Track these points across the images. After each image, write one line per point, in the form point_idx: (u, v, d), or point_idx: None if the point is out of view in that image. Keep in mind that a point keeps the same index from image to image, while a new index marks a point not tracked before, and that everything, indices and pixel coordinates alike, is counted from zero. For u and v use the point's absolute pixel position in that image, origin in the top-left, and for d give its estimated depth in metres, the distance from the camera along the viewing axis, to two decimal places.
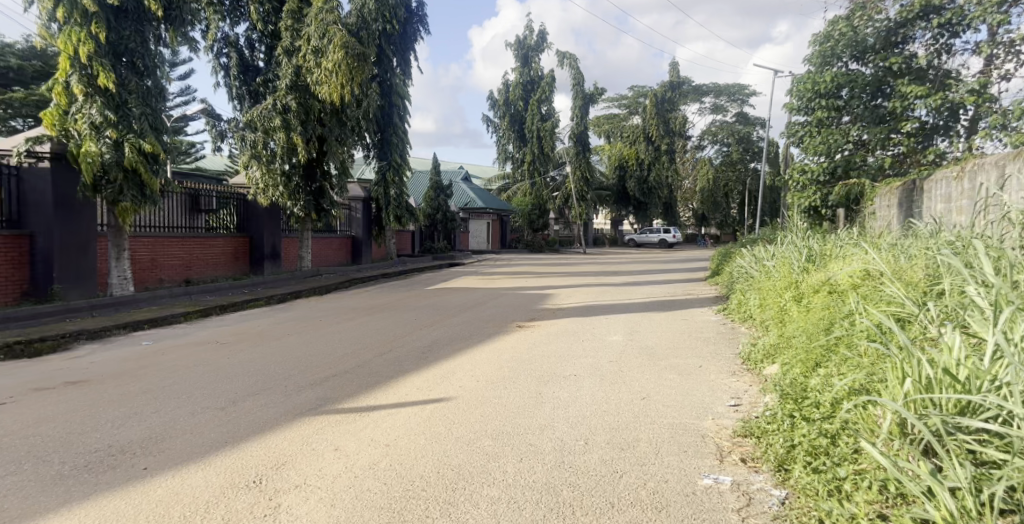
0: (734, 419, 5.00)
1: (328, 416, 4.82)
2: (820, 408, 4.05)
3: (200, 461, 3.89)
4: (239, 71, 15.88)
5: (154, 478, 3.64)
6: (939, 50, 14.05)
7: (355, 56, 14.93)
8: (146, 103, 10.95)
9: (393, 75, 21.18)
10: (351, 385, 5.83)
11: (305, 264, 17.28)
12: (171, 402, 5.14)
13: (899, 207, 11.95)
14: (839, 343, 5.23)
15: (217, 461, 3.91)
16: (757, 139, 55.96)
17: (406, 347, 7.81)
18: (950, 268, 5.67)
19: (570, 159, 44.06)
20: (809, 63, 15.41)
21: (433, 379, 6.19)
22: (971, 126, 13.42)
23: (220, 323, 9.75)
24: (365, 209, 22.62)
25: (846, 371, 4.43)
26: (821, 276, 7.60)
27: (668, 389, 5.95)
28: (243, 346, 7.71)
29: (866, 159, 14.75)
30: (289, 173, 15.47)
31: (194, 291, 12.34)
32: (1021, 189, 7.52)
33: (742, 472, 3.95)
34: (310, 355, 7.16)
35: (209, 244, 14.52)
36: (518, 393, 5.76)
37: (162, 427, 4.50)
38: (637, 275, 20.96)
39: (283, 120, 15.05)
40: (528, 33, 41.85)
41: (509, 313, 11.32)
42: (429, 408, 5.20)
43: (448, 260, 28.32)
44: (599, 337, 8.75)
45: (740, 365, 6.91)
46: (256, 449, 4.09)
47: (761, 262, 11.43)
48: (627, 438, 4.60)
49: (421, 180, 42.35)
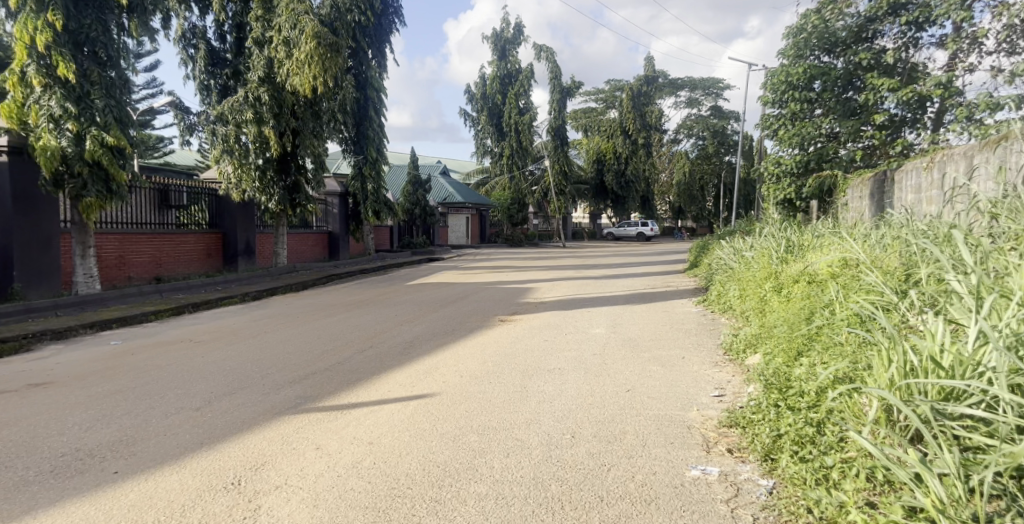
0: (718, 409, 5.00)
1: (308, 415, 4.70)
2: (806, 397, 4.04)
3: (174, 464, 3.77)
4: (208, 64, 15.66)
5: (126, 482, 3.53)
6: (907, 44, 14.26)
7: (328, 47, 14.68)
8: (110, 95, 10.58)
9: (368, 68, 20.98)
10: (330, 382, 5.72)
11: (281, 260, 17.03)
12: (142, 403, 5.00)
13: (870, 199, 12.10)
14: (820, 333, 5.25)
15: (193, 463, 3.80)
16: (732, 133, 56.45)
17: (387, 343, 7.71)
18: (925, 256, 5.73)
19: (548, 153, 44.05)
20: (783, 56, 15.52)
21: (416, 375, 6.11)
22: (938, 118, 13.65)
23: (193, 321, 9.56)
24: (342, 204, 22.37)
25: (829, 360, 4.43)
26: (800, 266, 7.65)
27: (652, 381, 5.94)
28: (218, 344, 7.55)
29: (840, 151, 14.92)
30: (263, 167, 15.25)
31: (165, 288, 12.09)
32: (988, 179, 7.65)
33: (729, 463, 3.93)
34: (289, 353, 7.04)
35: (180, 241, 14.23)
36: (503, 387, 5.71)
37: (134, 429, 4.37)
38: (616, 268, 21.02)
39: (255, 112, 14.79)
40: (505, 26, 41.72)
41: (490, 307, 11.26)
42: (412, 404, 5.12)
43: (427, 255, 28.18)
44: (581, 330, 8.73)
45: (722, 355, 6.94)
46: (233, 450, 3.98)
47: (739, 253, 11.51)
48: (613, 431, 4.57)
49: (398, 175, 42.04)
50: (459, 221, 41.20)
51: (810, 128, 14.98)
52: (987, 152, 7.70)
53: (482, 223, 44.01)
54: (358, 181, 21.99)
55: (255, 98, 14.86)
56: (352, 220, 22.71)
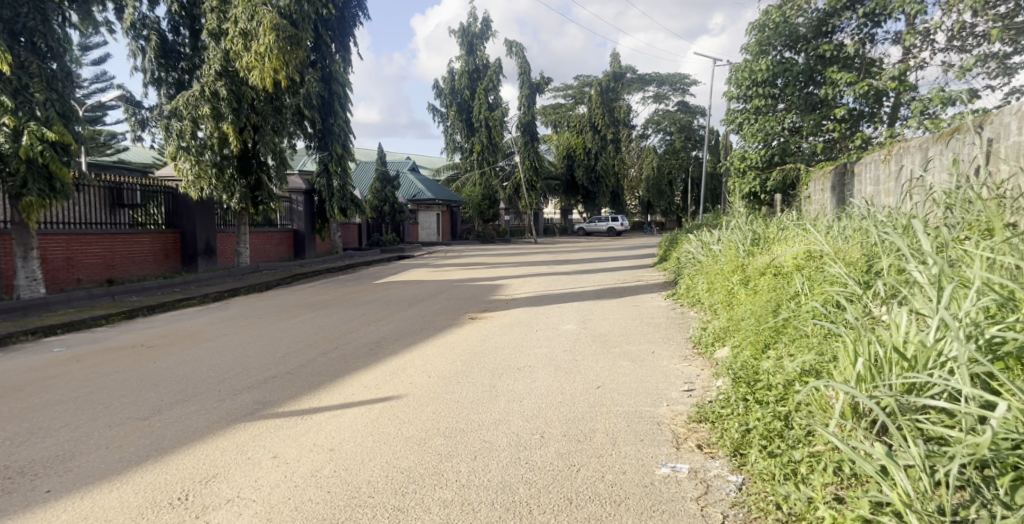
0: (688, 404, 4.96)
1: (267, 422, 4.55)
2: (773, 390, 4.00)
3: (116, 479, 3.60)
4: (160, 56, 15.16)
5: (58, 502, 3.34)
6: (863, 40, 14.51)
7: (288, 39, 14.33)
8: (52, 88, 10.29)
9: (333, 61, 20.67)
10: (291, 387, 5.55)
11: (244, 260, 16.65)
12: (82, 414, 4.77)
13: (832, 192, 12.26)
14: (786, 326, 5.25)
15: (137, 477, 3.63)
16: (698, 128, 57.07)
17: (352, 344, 7.53)
18: (888, 246, 5.76)
19: (518, 149, 44.00)
20: (746, 51, 15.65)
21: (382, 377, 5.97)
22: (894, 113, 13.94)
23: (147, 325, 9.25)
24: (307, 201, 21.97)
25: (796, 353, 4.40)
26: (766, 259, 7.67)
27: (622, 377, 5.88)
28: (173, 349, 7.29)
29: (803, 145, 15.13)
30: (221, 164, 14.92)
31: (117, 291, 11.72)
32: (942, 170, 7.78)
33: (698, 459, 3.87)
34: (248, 356, 6.83)
35: (135, 241, 13.81)
36: (471, 387, 5.60)
37: (73, 442, 4.17)
38: (587, 263, 21.06)
39: (213, 108, 14.40)
40: (472, 21, 41.48)
41: (460, 304, 11.13)
42: (377, 408, 5.00)
43: (397, 253, 27.88)
44: (552, 326, 8.65)
45: (691, 349, 6.92)
46: (180, 463, 3.81)
47: (706, 247, 11.57)
48: (583, 429, 4.49)
49: (365, 172, 41.56)
50: (429, 218, 40.93)
51: (773, 122, 15.14)
52: (941, 144, 7.83)
53: (453, 220, 43.80)
54: (324, 177, 21.66)
55: (211, 92, 14.36)
56: (318, 217, 22.32)
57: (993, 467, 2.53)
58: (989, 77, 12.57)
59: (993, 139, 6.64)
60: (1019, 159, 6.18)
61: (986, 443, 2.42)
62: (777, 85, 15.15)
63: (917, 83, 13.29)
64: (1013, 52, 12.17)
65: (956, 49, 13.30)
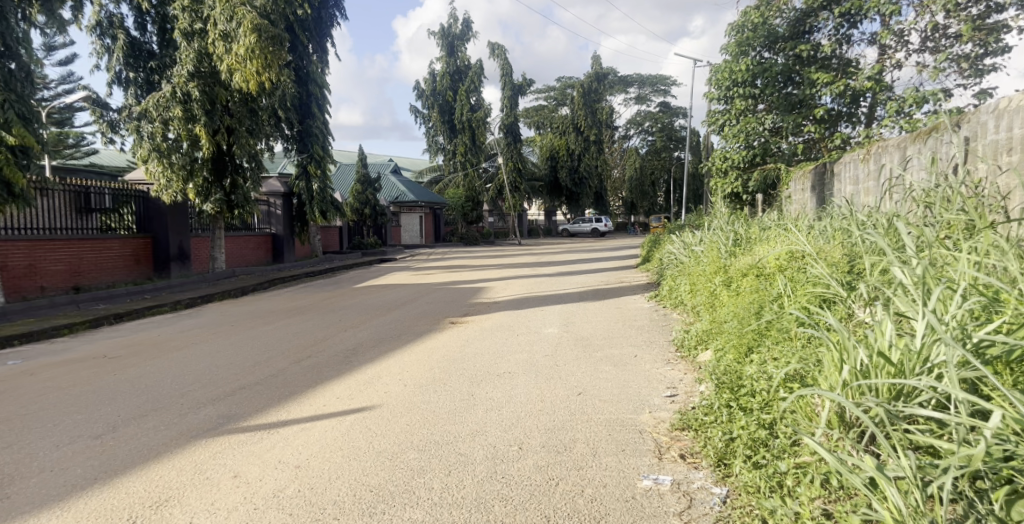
0: (670, 411, 4.82)
1: (231, 437, 4.53)
2: (757, 396, 3.86)
3: (59, 506, 3.55)
4: (127, 55, 14.86)
5: None
6: (840, 40, 14.54)
7: (270, 40, 14.00)
8: (9, 88, 10.04)
9: (309, 62, 20.45)
10: (260, 400, 5.39)
11: (220, 265, 16.33)
12: (29, 434, 4.65)
13: (812, 191, 12.22)
14: (769, 329, 5.14)
15: (83, 503, 3.58)
16: (680, 129, 57.25)
17: (327, 351, 7.33)
18: (871, 246, 5.65)
19: (501, 150, 43.86)
20: (726, 51, 15.60)
21: (356, 386, 5.79)
22: (871, 113, 13.98)
23: (113, 334, 9.00)
24: (286, 204, 21.58)
25: (780, 357, 4.27)
26: (747, 259, 7.57)
27: (604, 382, 5.73)
28: (137, 359, 7.09)
29: (783, 145, 15.13)
30: (194, 166, 14.59)
31: (82, 299, 11.43)
32: (920, 169, 7.72)
33: (681, 470, 3.72)
34: (217, 366, 6.61)
35: (104, 247, 13.47)
36: (448, 396, 5.43)
37: (16, 466, 4.09)
38: (570, 265, 20.91)
39: (185, 109, 14.15)
40: (452, 22, 41.25)
41: (441, 309, 10.92)
42: (349, 420, 4.86)
43: (379, 256, 27.54)
44: (533, 330, 8.48)
45: (674, 352, 6.79)
46: (131, 487, 3.77)
47: (689, 247, 11.48)
48: (562, 439, 4.33)
49: (346, 174, 41.17)
50: (411, 220, 40.61)
51: (753, 123, 15.12)
52: (918, 144, 7.78)
53: (436, 222, 43.54)
54: (303, 180, 21.35)
55: (183, 94, 14.16)
56: (296, 221, 21.95)
57: (986, 480, 2.39)
58: (963, 77, 12.61)
59: (970, 137, 6.59)
60: (998, 158, 6.12)
61: (982, 456, 2.27)
62: (757, 84, 15.12)
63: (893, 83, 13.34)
64: (985, 52, 12.21)
65: (930, 49, 13.35)
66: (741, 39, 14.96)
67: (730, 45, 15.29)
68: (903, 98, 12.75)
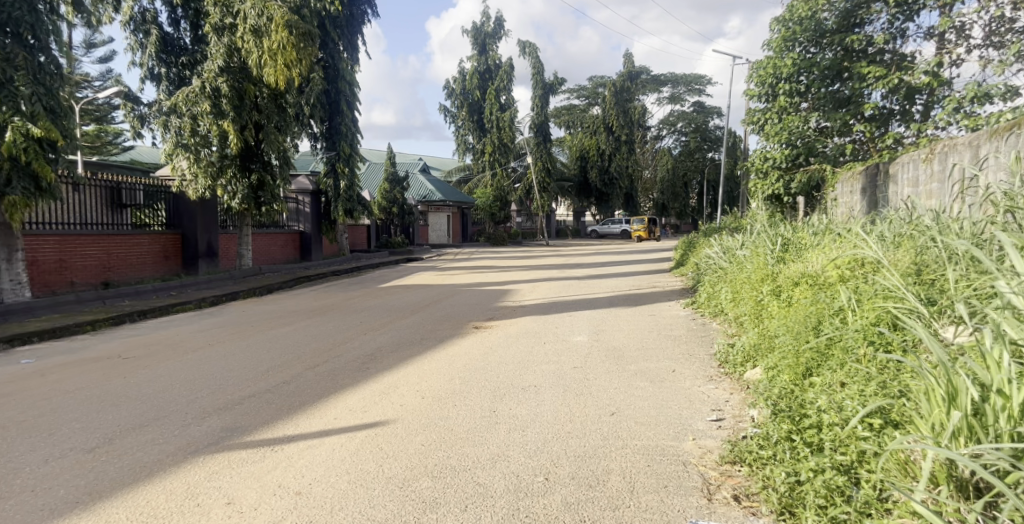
0: (717, 439, 4.28)
1: (231, 455, 3.98)
2: (828, 432, 3.33)
3: None
4: (160, 50, 14.62)
5: None
6: (894, 34, 13.78)
7: (301, 35, 13.63)
8: (38, 81, 9.74)
9: (340, 60, 20.28)
10: (269, 410, 4.90)
11: (246, 262, 16.11)
12: (19, 446, 4.10)
13: (862, 194, 11.52)
14: (834, 351, 4.62)
15: None
16: (714, 129, 56.07)
17: (344, 357, 6.90)
18: (957, 262, 5.06)
19: (531, 149, 43.40)
20: (769, 47, 14.91)
21: (371, 397, 5.36)
22: (927, 111, 13.16)
23: (129, 332, 8.59)
24: (314, 202, 21.40)
25: (853, 385, 3.74)
26: (799, 268, 7.00)
27: (639, 401, 5.19)
28: (149, 360, 6.62)
29: (828, 144, 14.38)
30: (222, 162, 14.32)
31: (107, 295, 11.17)
32: (998, 169, 7.23)
33: (737, 517, 3.20)
34: (229, 369, 6.18)
35: (132, 242, 13.29)
36: (468, 411, 4.95)
37: None
38: (600, 267, 20.31)
39: (213, 104, 13.86)
40: (485, 19, 40.93)
41: (467, 312, 10.45)
42: (359, 437, 4.40)
43: (405, 256, 27.25)
44: (563, 337, 7.98)
45: (716, 369, 6.22)
46: (110, 515, 3.24)
47: (729, 252, 10.85)
48: (594, 470, 3.82)
49: (375, 173, 41.07)
50: (440, 218, 40.37)
51: (796, 122, 14.40)
52: (996, 141, 7.29)
53: (463, 221, 43.26)
54: (331, 177, 21.12)
55: (212, 89, 13.81)
56: (324, 218, 21.73)
57: None
58: None
59: None
60: None
61: None
62: (802, 81, 14.43)
63: (951, 79, 12.53)
64: None
65: (993, 45, 12.53)
66: (785, 34, 14.27)
67: (773, 41, 14.61)
68: (962, 93, 11.93)
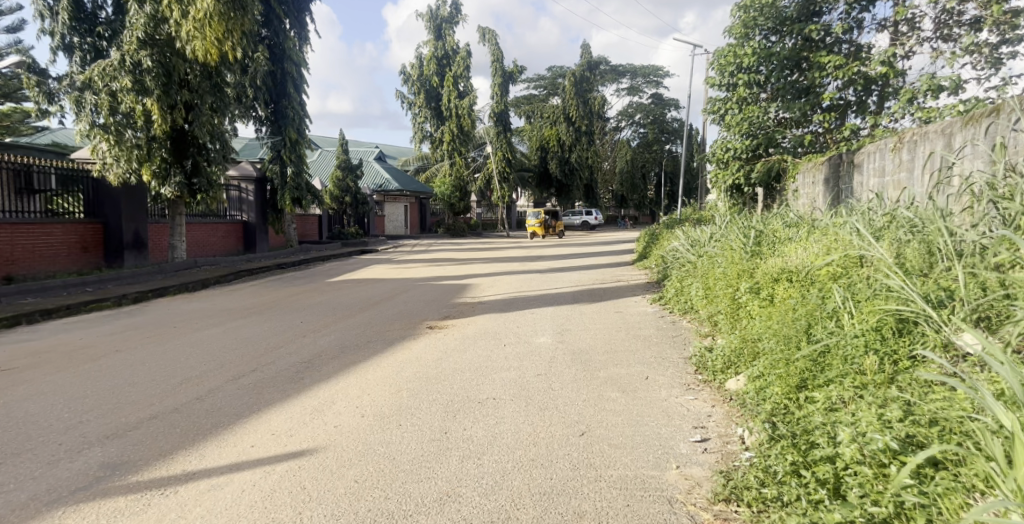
0: (705, 467, 3.65)
1: (102, 504, 3.15)
2: (851, 472, 2.79)
3: None
4: (72, 18, 13.23)
5: None
6: (853, 23, 13.43)
7: (230, 4, 12.38)
8: None
9: (285, 37, 19.16)
10: (169, 437, 4.04)
11: (180, 254, 14.93)
12: None
13: (825, 185, 11.13)
14: (833, 360, 4.04)
15: None
16: (672, 120, 55.96)
17: (276, 365, 6.07)
18: (964, 263, 4.51)
19: (490, 139, 42.34)
20: (730, 34, 14.43)
21: (303, 416, 4.56)
22: (882, 101, 12.84)
23: (25, 336, 7.54)
24: (258, 190, 20.02)
25: (869, 407, 3.21)
26: (778, 263, 6.43)
27: (612, 417, 4.53)
28: (36, 372, 5.66)
29: (788, 135, 13.95)
30: (147, 144, 13.19)
31: (6, 293, 9.98)
32: (976, 158, 6.79)
33: None
34: (135, 383, 5.29)
35: (43, 232, 12.11)
36: (416, 434, 4.22)
37: None
38: (560, 259, 19.63)
39: (136, 80, 12.62)
40: (441, 3, 39.80)
41: (420, 309, 9.66)
42: (279, 471, 3.61)
43: (360, 248, 26.17)
44: (522, 339, 7.28)
45: (693, 375, 5.58)
46: None
47: (697, 246, 10.27)
48: (562, 514, 3.14)
49: (326, 163, 39.61)
50: (396, 209, 39.33)
51: (757, 112, 13.91)
52: (973, 128, 6.82)
53: (420, 212, 42.28)
54: (276, 163, 19.92)
55: (135, 63, 12.57)
56: (269, 208, 20.39)
57: None
58: (978, 68, 11.38)
59: None
60: None
61: None
62: (761, 71, 14.01)
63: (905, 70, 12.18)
64: (1001, 41, 10.86)
65: (943, 37, 12.23)
66: (746, 19, 13.80)
67: (734, 26, 14.11)
68: (917, 85, 11.61)
